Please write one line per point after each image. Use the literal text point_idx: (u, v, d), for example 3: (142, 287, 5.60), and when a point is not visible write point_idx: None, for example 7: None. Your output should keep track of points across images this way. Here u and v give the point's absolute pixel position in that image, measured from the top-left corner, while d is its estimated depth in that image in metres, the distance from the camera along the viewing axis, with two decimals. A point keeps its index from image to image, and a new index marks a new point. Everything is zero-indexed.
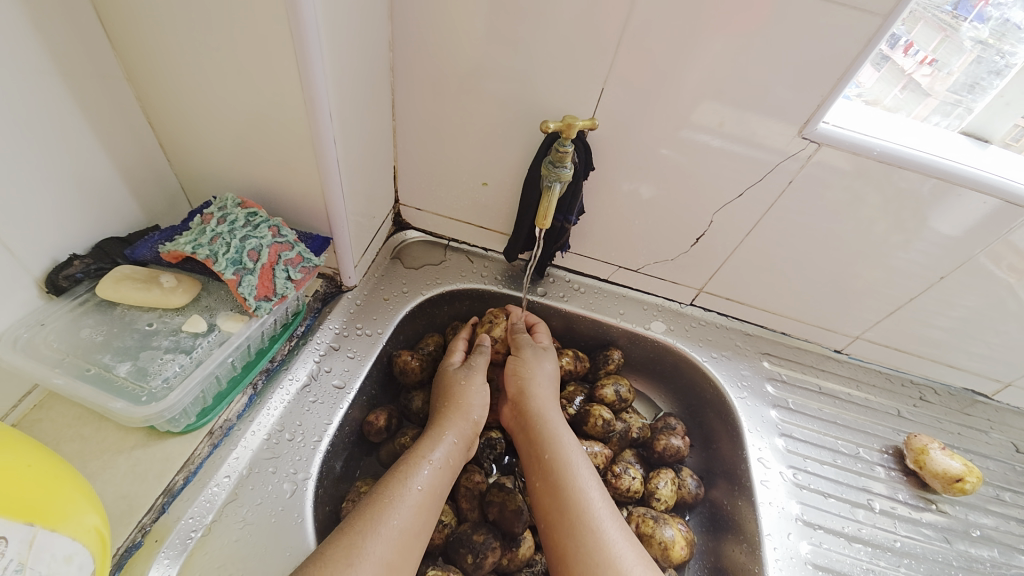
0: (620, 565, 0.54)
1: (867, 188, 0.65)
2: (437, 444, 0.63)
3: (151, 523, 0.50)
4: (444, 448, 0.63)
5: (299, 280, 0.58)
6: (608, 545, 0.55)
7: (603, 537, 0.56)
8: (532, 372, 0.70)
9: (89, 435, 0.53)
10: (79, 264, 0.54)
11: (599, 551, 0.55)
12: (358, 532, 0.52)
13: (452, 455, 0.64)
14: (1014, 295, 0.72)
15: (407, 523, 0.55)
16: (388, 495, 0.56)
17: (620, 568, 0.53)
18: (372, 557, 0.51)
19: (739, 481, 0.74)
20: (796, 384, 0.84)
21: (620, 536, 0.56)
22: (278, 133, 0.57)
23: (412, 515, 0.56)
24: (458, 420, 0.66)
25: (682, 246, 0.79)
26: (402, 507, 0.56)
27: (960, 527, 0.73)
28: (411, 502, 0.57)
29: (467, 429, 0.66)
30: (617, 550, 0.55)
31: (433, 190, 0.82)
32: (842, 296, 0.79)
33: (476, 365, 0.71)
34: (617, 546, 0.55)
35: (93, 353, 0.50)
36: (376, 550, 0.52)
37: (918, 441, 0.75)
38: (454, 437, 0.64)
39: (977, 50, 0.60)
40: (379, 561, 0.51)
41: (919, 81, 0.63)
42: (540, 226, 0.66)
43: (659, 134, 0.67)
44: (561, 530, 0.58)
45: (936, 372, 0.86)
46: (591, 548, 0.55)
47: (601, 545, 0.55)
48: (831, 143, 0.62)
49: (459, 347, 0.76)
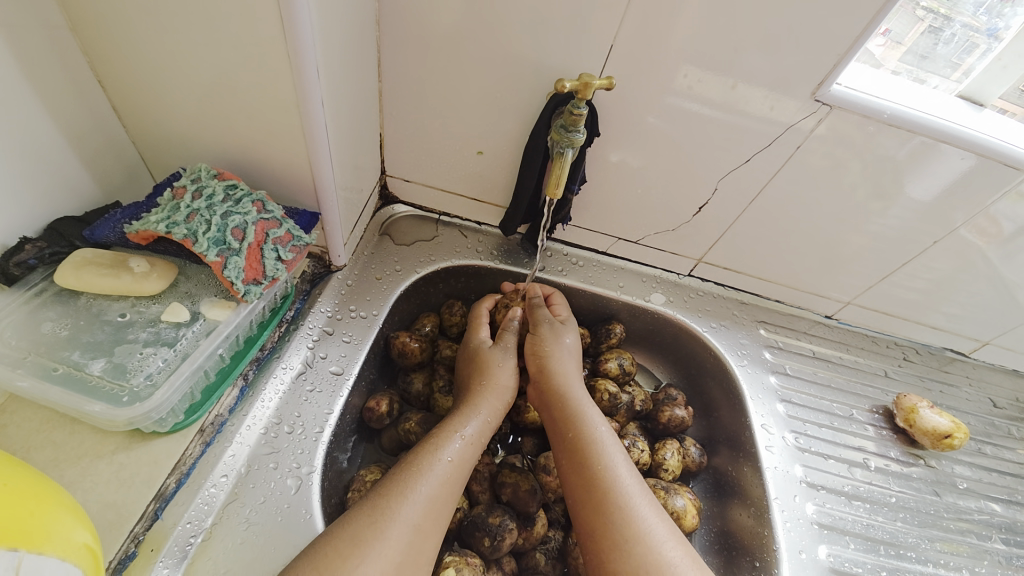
0: (653, 540, 0.53)
1: (874, 153, 0.65)
2: (469, 419, 0.60)
3: (144, 531, 0.46)
4: (477, 423, 0.60)
5: (289, 260, 0.52)
6: (636, 521, 0.54)
7: (632, 513, 0.55)
8: (560, 353, 0.68)
9: (61, 440, 0.48)
10: (31, 248, 0.46)
11: (628, 527, 0.54)
12: (389, 501, 0.50)
13: (485, 430, 0.61)
14: (982, 257, 0.74)
15: (438, 490, 0.53)
16: (420, 465, 0.54)
17: (650, 543, 0.53)
18: (406, 523, 0.49)
19: (743, 447, 0.75)
20: (793, 350, 0.85)
21: (648, 511, 0.56)
22: (255, 95, 0.50)
23: (440, 486, 0.53)
24: (491, 397, 0.63)
25: (684, 216, 0.77)
26: (431, 476, 0.53)
27: (946, 480, 0.77)
28: (441, 473, 0.54)
29: (500, 404, 0.64)
30: (647, 526, 0.54)
31: (422, 161, 0.77)
32: (839, 263, 0.80)
33: (509, 345, 0.69)
34: (649, 522, 0.55)
35: (59, 350, 0.43)
36: (410, 516, 0.50)
37: (907, 400, 0.79)
38: (487, 413, 0.62)
39: (929, 20, 0.59)
40: (413, 527, 0.49)
41: (873, 51, 0.62)
42: (551, 197, 0.61)
43: (668, 97, 0.63)
44: (591, 509, 0.57)
45: (920, 334, 0.89)
46: (620, 525, 0.54)
47: (630, 521, 0.54)
48: (844, 105, 0.60)
49: (484, 318, 0.73)
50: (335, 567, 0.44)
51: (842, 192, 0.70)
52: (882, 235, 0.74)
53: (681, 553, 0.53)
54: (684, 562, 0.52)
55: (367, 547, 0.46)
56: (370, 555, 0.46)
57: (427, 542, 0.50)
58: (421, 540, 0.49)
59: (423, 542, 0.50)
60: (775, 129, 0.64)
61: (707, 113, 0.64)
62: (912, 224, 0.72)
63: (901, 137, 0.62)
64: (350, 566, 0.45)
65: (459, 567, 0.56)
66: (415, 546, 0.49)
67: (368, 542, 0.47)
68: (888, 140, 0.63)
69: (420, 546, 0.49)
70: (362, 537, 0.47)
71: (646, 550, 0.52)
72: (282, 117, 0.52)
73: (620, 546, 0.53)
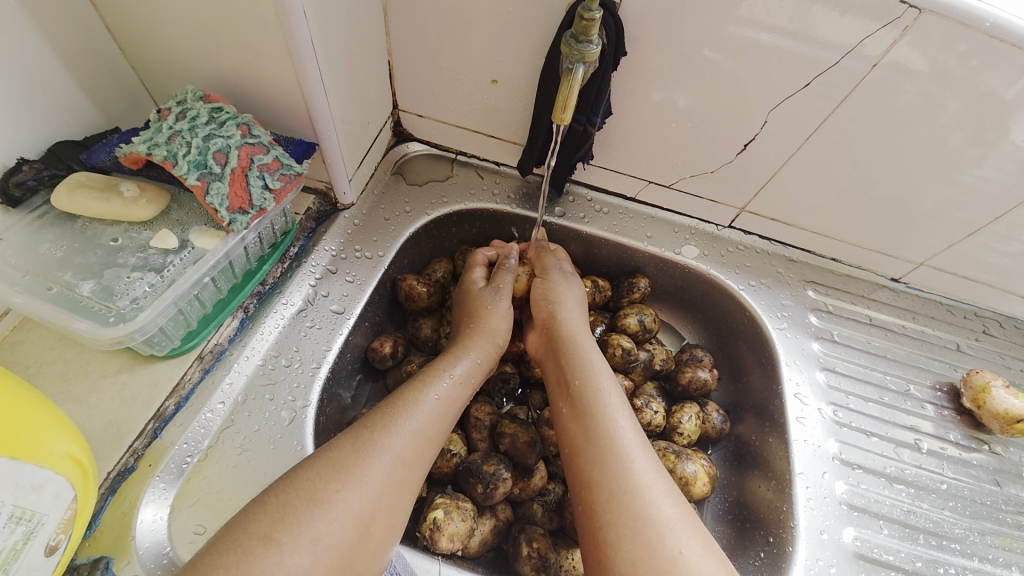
0: (647, 496, 0.49)
1: (976, 76, 0.51)
2: (460, 360, 0.59)
3: (143, 447, 0.49)
4: (468, 364, 0.59)
5: (278, 190, 0.51)
6: (633, 474, 0.50)
7: (630, 466, 0.51)
8: (560, 295, 0.65)
9: (71, 357, 0.51)
10: (29, 169, 0.48)
11: (623, 479, 0.50)
12: (375, 432, 0.49)
13: (476, 372, 0.59)
14: None
15: (425, 426, 0.52)
16: (408, 401, 0.53)
17: (647, 498, 0.49)
18: (390, 454, 0.48)
19: (771, 417, 0.68)
20: (844, 316, 0.75)
21: (647, 466, 0.52)
22: (235, 7, 0.46)
23: (428, 420, 0.52)
24: (482, 339, 0.61)
25: (725, 156, 0.66)
26: (419, 411, 0.52)
27: (1011, 469, 0.67)
28: (429, 409, 0.53)
29: (491, 351, 0.62)
30: (644, 480, 0.50)
31: (434, 92, 0.69)
32: (911, 217, 0.67)
33: (504, 289, 0.65)
34: (644, 476, 0.50)
35: (53, 271, 0.46)
36: (394, 448, 0.49)
37: (979, 378, 0.68)
38: (478, 356, 0.60)
39: None
40: (399, 461, 0.49)
41: None
42: (558, 122, 0.54)
43: (707, 6, 0.53)
44: (585, 455, 0.53)
45: (1007, 304, 0.75)
46: (616, 474, 0.50)
47: (628, 472, 0.50)
48: (936, 7, 0.48)
49: (481, 260, 0.69)
50: (316, 490, 0.44)
51: (926, 130, 0.57)
52: (966, 189, 0.61)
53: (676, 511, 0.49)
54: (678, 520, 0.48)
55: (349, 473, 0.46)
56: (350, 481, 0.45)
57: (413, 474, 0.50)
58: (404, 473, 0.49)
59: (407, 474, 0.49)
60: (844, 45, 0.52)
61: (755, 28, 0.53)
62: (1005, 178, 0.59)
63: (1010, 56, 0.49)
64: (330, 491, 0.44)
65: (448, 509, 0.56)
66: (399, 476, 0.48)
67: (348, 469, 0.46)
68: (993, 58, 0.49)
69: (405, 478, 0.49)
70: (342, 463, 0.46)
71: (643, 505, 0.48)
72: (264, 34, 0.48)
73: (614, 496, 0.49)
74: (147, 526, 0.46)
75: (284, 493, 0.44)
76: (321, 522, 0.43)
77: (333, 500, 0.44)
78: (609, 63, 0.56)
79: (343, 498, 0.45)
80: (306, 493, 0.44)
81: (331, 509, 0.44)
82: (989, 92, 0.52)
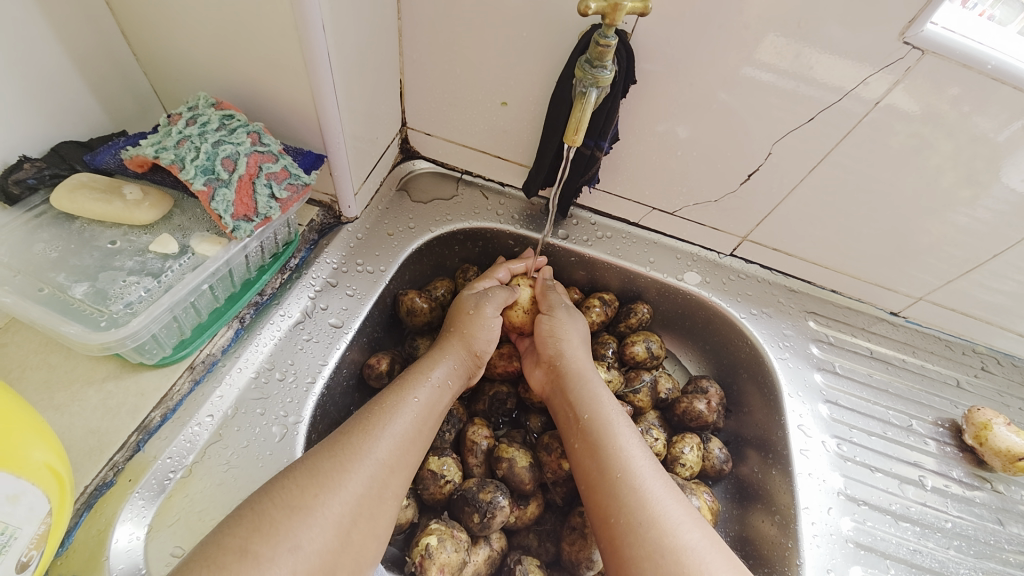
0: (665, 524, 0.48)
1: (966, 120, 0.53)
2: (437, 363, 0.58)
3: (124, 461, 0.47)
4: (445, 368, 0.58)
5: (284, 199, 0.51)
6: (649, 504, 0.50)
7: (646, 496, 0.50)
8: (566, 330, 0.64)
9: (56, 363, 0.50)
10: (30, 168, 0.48)
11: (641, 510, 0.49)
12: (352, 435, 0.48)
13: (454, 376, 0.59)
14: None
15: (407, 427, 0.51)
16: (386, 404, 0.52)
17: (665, 527, 0.48)
18: (371, 457, 0.47)
19: (774, 450, 0.67)
20: (844, 347, 0.74)
21: (663, 494, 0.51)
22: (255, 19, 0.47)
23: (412, 421, 0.52)
24: (459, 344, 0.61)
25: (728, 185, 0.67)
26: (402, 414, 0.51)
27: (1013, 509, 0.66)
28: (411, 411, 0.52)
29: (468, 358, 0.61)
30: (661, 507, 0.50)
31: (442, 111, 0.70)
32: (906, 254, 0.68)
33: (494, 293, 0.65)
34: (660, 503, 0.50)
35: (46, 272, 0.45)
36: (376, 451, 0.48)
37: (980, 415, 0.67)
38: (455, 360, 0.60)
39: None
40: (379, 463, 0.47)
41: None
42: (570, 144, 0.55)
43: (714, 38, 0.53)
44: (603, 493, 0.52)
45: (1002, 341, 0.76)
46: (632, 508, 0.49)
47: (644, 504, 0.49)
48: (939, 49, 0.48)
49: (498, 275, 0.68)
50: (292, 496, 0.43)
51: (922, 169, 0.58)
52: (961, 228, 0.62)
53: (699, 535, 0.48)
54: (704, 546, 0.48)
55: (327, 478, 0.44)
56: (330, 487, 0.44)
57: (395, 477, 0.48)
58: (386, 476, 0.47)
59: (389, 477, 0.48)
60: (841, 86, 0.53)
61: (758, 62, 0.54)
62: (995, 219, 0.60)
63: (1006, 99, 0.50)
64: (309, 496, 0.43)
65: (442, 537, 0.53)
66: (381, 480, 0.47)
67: (327, 473, 0.45)
68: (987, 104, 0.51)
69: (386, 482, 0.47)
70: (320, 467, 0.45)
71: (660, 536, 0.47)
72: (282, 46, 0.49)
73: (632, 531, 0.48)
74: (122, 546, 0.43)
75: (260, 503, 0.42)
76: (301, 529, 0.41)
77: (313, 506, 0.42)
78: (620, 92, 0.57)
79: (322, 504, 0.43)
80: (282, 501, 0.42)
81: (311, 514, 0.42)
82: (981, 134, 0.53)
